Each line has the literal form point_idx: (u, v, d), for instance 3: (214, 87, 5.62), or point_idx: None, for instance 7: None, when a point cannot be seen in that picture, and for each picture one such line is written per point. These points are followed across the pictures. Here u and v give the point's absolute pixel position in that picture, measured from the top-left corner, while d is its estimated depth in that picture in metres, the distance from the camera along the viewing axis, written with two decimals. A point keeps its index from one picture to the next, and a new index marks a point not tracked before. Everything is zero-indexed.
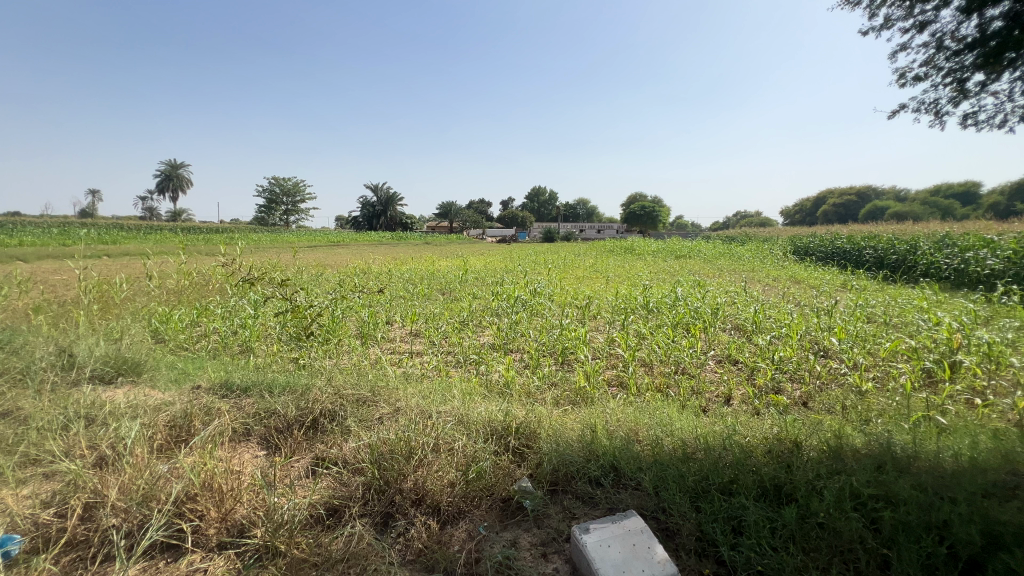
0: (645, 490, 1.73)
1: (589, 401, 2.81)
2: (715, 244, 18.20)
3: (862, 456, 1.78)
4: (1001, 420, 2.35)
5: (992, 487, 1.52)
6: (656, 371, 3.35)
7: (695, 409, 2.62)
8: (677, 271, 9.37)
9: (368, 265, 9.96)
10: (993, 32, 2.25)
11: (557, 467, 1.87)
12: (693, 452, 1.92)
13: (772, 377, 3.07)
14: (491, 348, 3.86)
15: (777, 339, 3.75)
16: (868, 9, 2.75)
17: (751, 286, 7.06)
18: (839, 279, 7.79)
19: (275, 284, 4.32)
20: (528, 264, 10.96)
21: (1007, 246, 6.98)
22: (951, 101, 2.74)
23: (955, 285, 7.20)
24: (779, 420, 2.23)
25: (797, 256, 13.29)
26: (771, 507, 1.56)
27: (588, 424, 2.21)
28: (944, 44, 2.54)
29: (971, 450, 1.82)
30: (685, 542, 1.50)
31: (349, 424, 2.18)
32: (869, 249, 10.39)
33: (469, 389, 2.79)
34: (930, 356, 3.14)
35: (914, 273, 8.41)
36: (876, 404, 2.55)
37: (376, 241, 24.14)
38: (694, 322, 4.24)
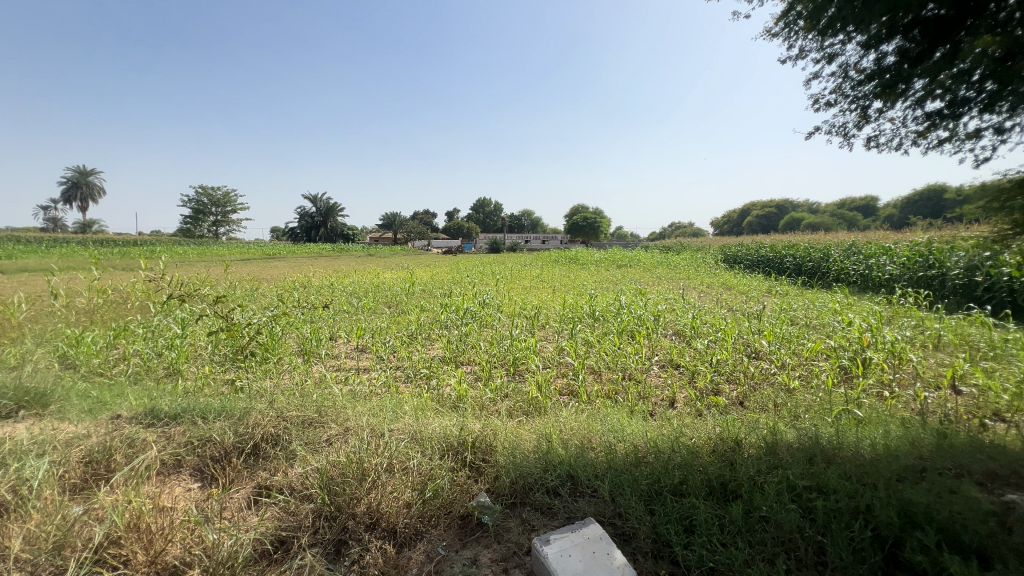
0: (602, 497, 1.76)
1: (542, 410, 2.84)
2: (652, 253, 18.99)
3: (795, 449, 1.92)
4: (906, 410, 2.63)
5: (905, 471, 1.69)
6: (604, 379, 3.43)
7: (643, 413, 2.72)
8: (620, 280, 9.70)
9: (309, 279, 9.50)
10: (889, 65, 2.54)
11: (515, 479, 1.87)
12: (644, 456, 1.98)
13: (711, 380, 3.24)
14: (442, 361, 3.79)
15: (713, 342, 3.98)
16: (786, 40, 3.01)
17: (688, 293, 7.47)
18: (764, 285, 8.39)
19: (205, 301, 4.02)
20: (476, 275, 10.92)
21: (902, 253, 7.83)
22: (855, 126, 3.05)
23: (862, 289, 7.99)
24: (720, 420, 2.36)
25: (728, 264, 14.19)
26: (718, 504, 1.65)
27: (543, 434, 2.23)
28: (849, 75, 2.82)
29: (885, 438, 2.02)
30: (642, 546, 1.54)
31: (294, 448, 2.07)
32: (788, 257, 11.30)
33: (420, 405, 2.72)
34: (846, 353, 3.45)
35: (827, 279, 9.22)
36: (803, 401, 2.77)
37: (316, 252, 23.21)
38: (638, 328, 4.41)
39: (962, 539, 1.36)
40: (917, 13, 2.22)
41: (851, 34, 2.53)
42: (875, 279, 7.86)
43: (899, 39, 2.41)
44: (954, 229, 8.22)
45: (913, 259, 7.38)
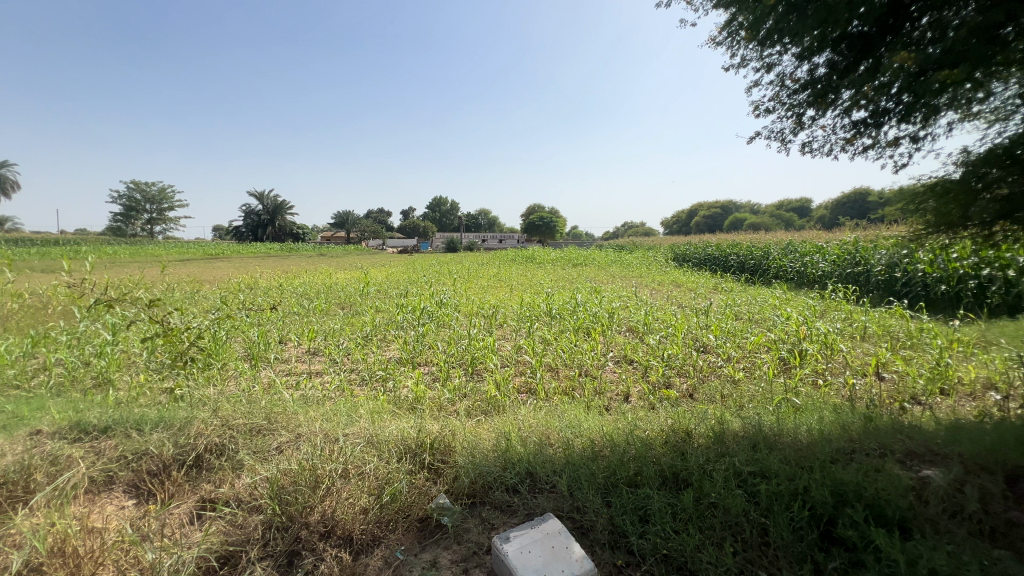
0: (561, 492, 1.79)
1: (501, 409, 2.84)
2: (605, 252, 19.45)
3: (740, 437, 2.03)
4: (837, 397, 2.83)
5: (837, 453, 1.83)
6: (561, 375, 3.48)
7: (599, 408, 2.79)
8: (576, 278, 9.87)
9: (256, 280, 9.07)
10: (820, 76, 2.72)
11: (474, 479, 1.86)
12: (601, 449, 2.03)
13: (663, 374, 3.36)
14: (398, 363, 3.71)
15: (664, 337, 4.13)
16: (729, 49, 3.16)
17: (641, 291, 7.72)
18: (711, 282, 8.79)
19: (139, 305, 3.74)
20: (432, 275, 10.78)
21: (832, 251, 8.43)
22: (792, 132, 3.25)
23: (798, 285, 8.53)
24: (672, 412, 2.45)
25: (678, 262, 14.74)
26: (670, 492, 1.71)
27: (502, 432, 2.23)
28: (785, 84, 3.00)
29: (820, 423, 2.17)
30: (599, 537, 1.58)
31: (241, 458, 1.97)
32: (733, 256, 11.89)
33: (376, 408, 2.65)
34: (785, 345, 3.68)
35: (767, 276, 9.78)
36: (747, 391, 2.93)
37: (263, 251, 22.13)
38: (593, 325, 4.51)
39: (885, 513, 1.49)
40: (844, 28, 2.39)
41: (787, 45, 2.70)
42: (810, 275, 8.40)
43: (829, 52, 2.59)
44: (877, 229, 8.93)
45: (842, 257, 7.97)
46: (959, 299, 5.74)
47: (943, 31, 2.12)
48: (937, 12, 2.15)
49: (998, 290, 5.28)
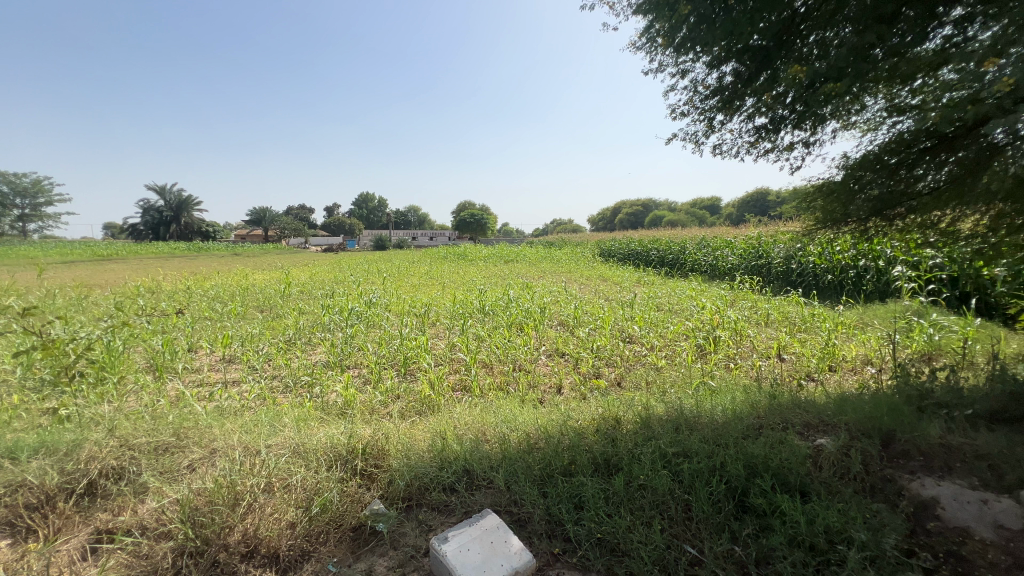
0: (498, 487, 1.80)
1: (436, 408, 2.81)
2: (535, 248, 19.78)
3: (664, 421, 2.16)
4: (746, 378, 3.11)
5: (748, 430, 2.00)
6: (496, 371, 3.50)
7: (533, 401, 2.84)
8: (507, 275, 9.95)
9: (158, 283, 8.21)
10: (727, 84, 2.95)
11: (410, 482, 1.83)
12: (536, 442, 2.07)
13: (593, 364, 3.49)
14: (325, 367, 3.53)
15: (593, 330, 4.29)
16: (648, 54, 3.33)
17: (570, 286, 7.94)
18: (634, 276, 9.25)
19: (9, 315, 3.23)
20: (360, 274, 10.37)
21: (739, 245, 9.22)
22: (704, 135, 3.50)
23: (711, 277, 9.24)
24: (602, 401, 2.56)
25: (603, 257, 15.34)
26: (602, 478, 1.79)
27: (437, 432, 2.20)
28: (697, 89, 3.22)
29: (732, 403, 2.37)
30: (537, 528, 1.61)
31: (145, 481, 1.78)
32: (654, 250, 12.61)
33: (301, 415, 2.51)
34: (701, 333, 3.97)
35: (684, 269, 10.49)
36: (669, 377, 3.13)
37: (163, 252, 20.01)
38: (526, 320, 4.58)
39: (788, 480, 1.66)
40: (746, 41, 2.61)
41: (698, 54, 2.90)
42: (721, 268, 9.12)
43: (734, 62, 2.81)
44: (776, 226, 9.91)
45: (748, 250, 8.75)
46: (841, 287, 6.53)
47: (826, 49, 2.38)
48: (822, 31, 2.41)
49: (872, 279, 6.07)
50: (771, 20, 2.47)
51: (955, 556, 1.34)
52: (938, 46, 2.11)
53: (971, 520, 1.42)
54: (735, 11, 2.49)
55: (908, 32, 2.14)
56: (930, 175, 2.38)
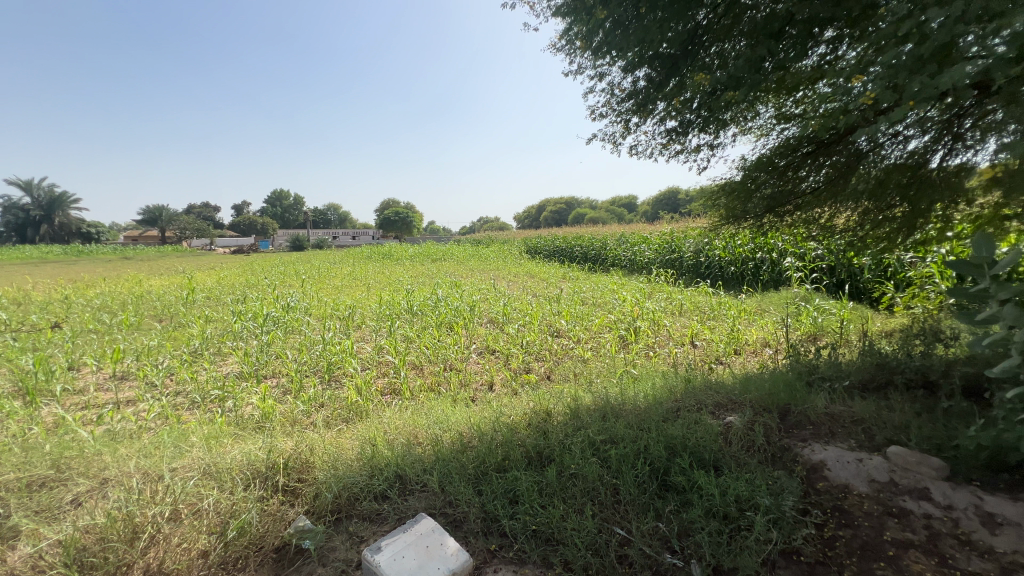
0: (432, 489, 1.78)
1: (364, 414, 2.70)
2: (462, 247, 19.65)
3: (592, 410, 2.25)
4: (664, 364, 3.32)
5: (668, 414, 2.14)
6: (426, 372, 3.43)
7: (465, 400, 2.83)
8: (435, 274, 9.81)
9: (26, 293, 7.08)
10: (641, 88, 3.12)
11: (338, 493, 1.75)
12: (469, 441, 2.07)
13: (523, 360, 3.55)
14: (238, 378, 3.26)
15: (522, 325, 4.36)
16: (567, 56, 3.43)
17: (499, 283, 8.00)
18: (560, 272, 9.52)
19: None
20: (276, 276, 9.69)
21: (655, 241, 9.82)
22: (621, 136, 3.67)
23: (630, 271, 9.76)
24: (533, 395, 2.61)
25: (530, 254, 15.63)
26: (536, 471, 1.82)
27: (366, 438, 2.12)
28: (615, 92, 3.37)
29: (653, 389, 2.52)
30: (472, 527, 1.61)
31: (17, 523, 1.53)
32: (577, 247, 13.06)
33: (211, 432, 2.29)
34: (623, 324, 4.19)
35: (606, 264, 10.98)
36: (595, 368, 3.26)
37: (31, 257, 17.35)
38: (456, 319, 4.54)
39: (704, 456, 1.80)
40: (657, 49, 2.77)
41: (614, 58, 3.03)
42: (639, 263, 9.67)
43: (647, 68, 2.98)
44: (686, 222, 10.69)
45: (662, 245, 9.35)
46: (742, 277, 7.20)
47: (725, 60, 2.60)
48: (721, 44, 2.63)
49: (767, 269, 6.76)
50: (678, 30, 2.63)
51: (839, 510, 1.53)
52: (815, 62, 2.43)
53: (851, 477, 1.63)
54: (646, 19, 2.63)
55: (792, 48, 2.40)
56: (812, 176, 2.70)
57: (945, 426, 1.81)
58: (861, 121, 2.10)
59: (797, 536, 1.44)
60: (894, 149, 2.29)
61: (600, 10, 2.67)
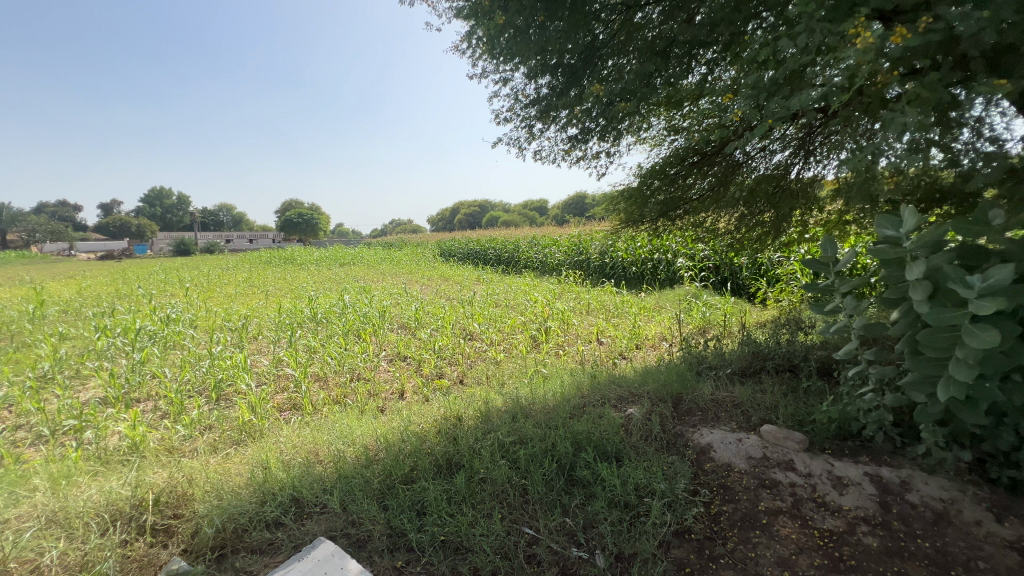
0: (333, 510, 1.67)
1: (258, 434, 2.47)
2: (372, 250, 18.86)
3: (503, 412, 2.27)
4: (573, 362, 3.46)
5: (574, 411, 2.23)
6: (331, 384, 3.23)
7: (372, 411, 2.71)
8: (343, 278, 9.32)
9: None
10: (543, 95, 3.21)
11: (221, 526, 1.58)
12: (375, 454, 1.98)
13: (435, 365, 3.49)
14: (100, 404, 2.82)
15: (435, 330, 4.29)
16: (472, 59, 3.43)
17: (411, 287, 7.81)
18: (474, 274, 9.53)
19: None
20: (153, 285, 8.57)
21: (564, 243, 10.22)
22: (526, 141, 3.76)
23: (542, 272, 10.06)
24: (444, 401, 2.57)
25: (444, 257, 15.47)
26: (444, 479, 1.79)
27: (259, 462, 1.94)
28: (519, 97, 3.44)
29: (560, 388, 2.60)
30: (377, 545, 1.53)
31: None
32: (491, 249, 13.17)
33: (62, 470, 1.95)
34: (534, 325, 4.29)
35: (519, 265, 11.20)
36: (507, 369, 3.30)
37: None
38: (364, 326, 4.34)
39: (607, 449, 1.90)
40: (557, 58, 2.87)
41: (517, 65, 3.09)
42: (550, 265, 9.99)
43: (548, 77, 3.08)
44: (593, 225, 11.26)
45: (571, 247, 9.76)
46: (642, 276, 7.74)
47: (619, 73, 2.78)
48: (617, 58, 2.80)
49: (663, 269, 7.34)
50: (576, 41, 2.75)
51: (722, 486, 1.70)
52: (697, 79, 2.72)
53: (732, 455, 1.82)
54: (547, 29, 2.71)
55: (678, 66, 2.64)
56: (696, 184, 2.97)
57: (804, 403, 2.10)
58: (733, 135, 2.36)
59: (689, 516, 1.57)
60: (762, 161, 2.67)
61: (501, 15, 2.70)
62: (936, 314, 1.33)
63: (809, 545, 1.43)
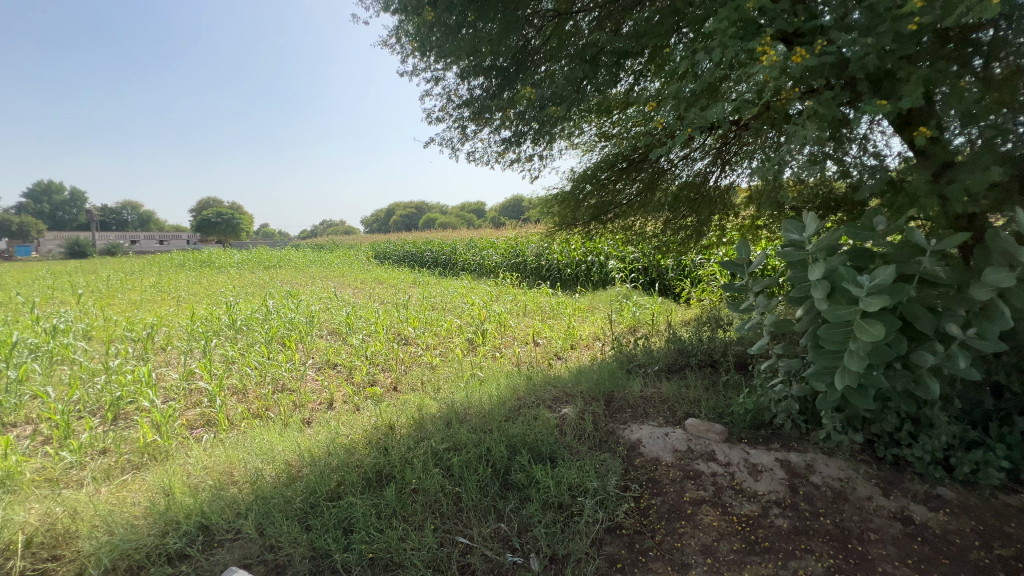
0: (248, 535, 1.55)
1: (163, 457, 2.24)
2: (301, 252, 17.85)
3: (437, 418, 2.22)
4: (509, 364, 3.47)
5: (508, 414, 2.23)
6: (250, 397, 3.00)
7: (296, 423, 2.55)
8: (267, 282, 8.75)
9: None
10: (476, 96, 3.20)
11: (112, 565, 1.42)
12: (298, 471, 1.86)
13: (367, 372, 3.36)
14: None
15: (367, 336, 4.12)
16: (403, 56, 3.35)
17: (342, 291, 7.48)
18: (410, 277, 9.31)
19: None
20: (37, 291, 7.55)
21: (502, 246, 10.27)
22: (460, 142, 3.73)
23: (480, 274, 10.04)
24: (375, 409, 2.47)
25: (379, 259, 14.99)
26: (373, 493, 1.72)
27: (162, 488, 1.76)
28: (452, 97, 3.41)
29: (496, 391, 2.60)
30: (299, 569, 1.44)
31: None
32: (428, 251, 12.96)
33: None
34: (470, 328, 4.26)
35: (457, 267, 11.10)
36: (443, 374, 3.25)
37: None
38: (289, 333, 4.08)
39: (541, 450, 1.91)
40: (489, 60, 2.87)
41: (449, 64, 3.05)
42: (487, 267, 9.99)
43: (481, 78, 3.07)
44: (529, 228, 11.41)
45: (508, 249, 9.83)
46: (577, 278, 7.95)
47: (551, 78, 2.83)
48: (548, 64, 2.85)
49: (597, 271, 7.59)
50: (507, 44, 2.76)
51: (651, 480, 1.77)
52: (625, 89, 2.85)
53: (659, 449, 1.90)
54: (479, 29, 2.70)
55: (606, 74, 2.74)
56: (626, 189, 3.09)
57: (723, 397, 2.24)
58: (658, 143, 2.48)
59: (620, 511, 1.62)
60: (684, 169, 2.85)
61: (431, 12, 2.66)
62: (834, 312, 1.48)
63: (729, 530, 1.52)
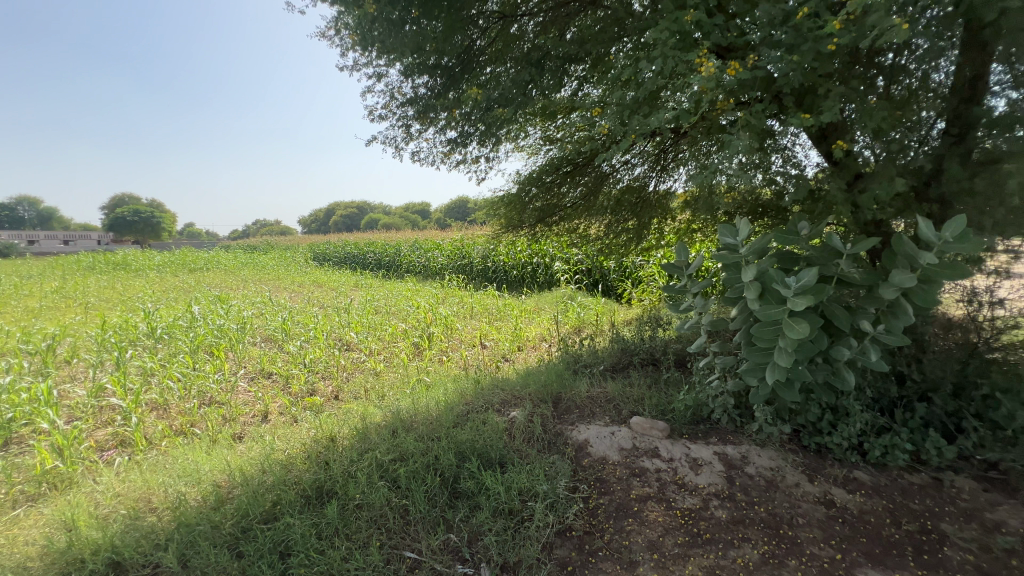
0: (170, 568, 1.41)
1: (66, 486, 2.00)
2: (231, 253, 16.74)
3: (382, 428, 2.15)
4: (456, 368, 3.42)
5: (456, 420, 2.19)
6: (172, 413, 2.75)
7: (225, 440, 2.36)
8: (192, 286, 8.11)
9: None
10: (420, 95, 3.13)
11: None
12: (229, 493, 1.73)
13: (306, 381, 3.19)
14: None
15: (305, 342, 3.92)
16: (342, 50, 3.23)
17: (277, 294, 7.08)
18: (352, 280, 8.98)
19: None
20: None
21: (448, 247, 10.15)
22: (404, 141, 3.65)
23: (426, 276, 9.87)
24: (314, 420, 2.34)
25: (318, 261, 14.35)
26: (314, 512, 1.63)
27: (65, 522, 1.57)
28: (395, 94, 3.32)
29: (443, 396, 2.55)
30: None
31: None
32: (371, 253, 12.57)
33: None
34: (416, 331, 4.17)
35: (401, 269, 10.84)
36: (388, 380, 3.14)
37: None
38: (218, 340, 3.79)
39: (490, 455, 1.89)
40: (434, 58, 2.82)
41: (391, 61, 2.97)
42: (433, 269, 9.84)
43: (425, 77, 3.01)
44: (476, 230, 11.36)
45: (454, 251, 9.73)
46: (524, 279, 8.01)
47: (497, 80, 2.82)
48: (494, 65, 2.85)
49: (543, 273, 7.68)
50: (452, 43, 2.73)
51: (598, 480, 1.80)
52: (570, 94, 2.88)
53: (606, 448, 1.94)
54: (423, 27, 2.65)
55: (551, 79, 2.76)
56: (571, 192, 3.15)
57: (665, 394, 2.33)
58: (602, 148, 2.54)
59: (569, 513, 1.63)
60: (625, 174, 2.93)
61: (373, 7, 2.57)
62: (765, 312, 1.59)
63: (673, 525, 1.58)
